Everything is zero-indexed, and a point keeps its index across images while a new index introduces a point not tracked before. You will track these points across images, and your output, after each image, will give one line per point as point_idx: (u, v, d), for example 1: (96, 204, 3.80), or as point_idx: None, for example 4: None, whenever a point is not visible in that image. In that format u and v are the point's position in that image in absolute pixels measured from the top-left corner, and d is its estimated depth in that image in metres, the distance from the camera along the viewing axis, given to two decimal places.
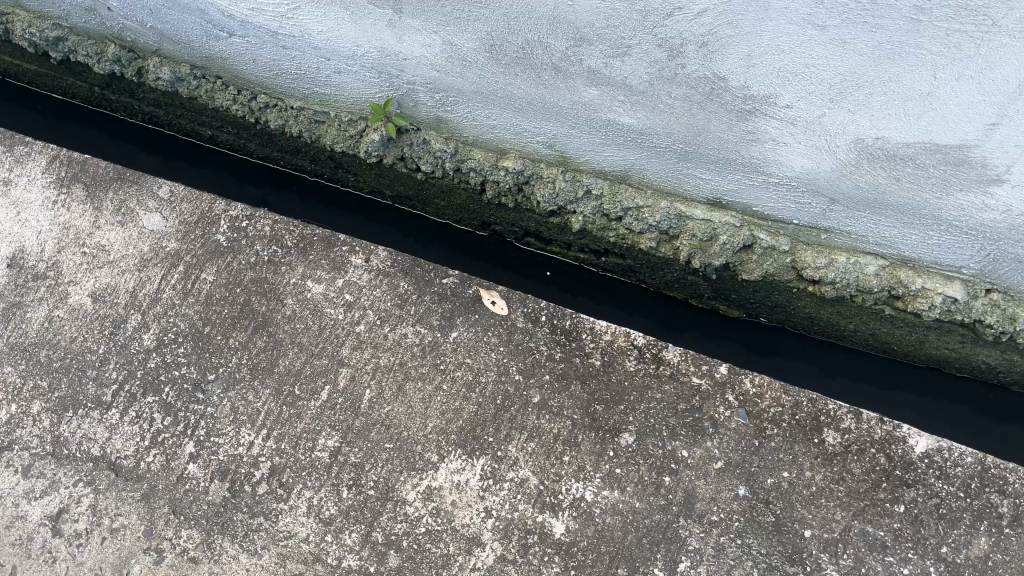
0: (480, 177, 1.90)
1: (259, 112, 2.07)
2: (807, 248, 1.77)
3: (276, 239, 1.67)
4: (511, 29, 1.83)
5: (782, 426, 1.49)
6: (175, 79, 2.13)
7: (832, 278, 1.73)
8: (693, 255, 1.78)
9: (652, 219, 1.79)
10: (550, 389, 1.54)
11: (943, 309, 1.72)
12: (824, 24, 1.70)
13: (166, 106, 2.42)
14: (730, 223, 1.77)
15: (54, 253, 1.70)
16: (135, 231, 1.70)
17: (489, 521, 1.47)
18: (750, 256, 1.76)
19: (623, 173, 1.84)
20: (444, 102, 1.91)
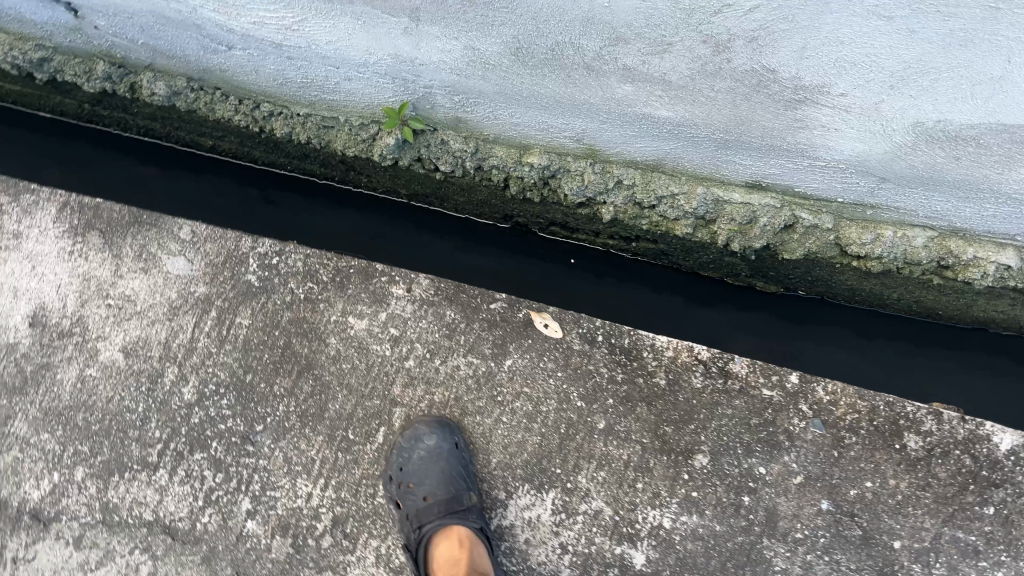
0: (503, 173, 1.84)
1: (264, 121, 1.98)
2: (851, 224, 1.71)
3: (310, 275, 1.59)
4: (541, 32, 1.72)
5: (861, 433, 1.43)
6: (172, 94, 2.02)
7: (878, 253, 1.70)
8: (732, 239, 1.75)
9: (689, 207, 1.74)
10: (615, 413, 1.48)
11: (995, 276, 1.69)
12: (892, 15, 1.59)
13: (163, 119, 2.27)
14: (771, 204, 1.71)
15: (78, 308, 1.61)
16: (160, 277, 1.61)
17: (566, 557, 1.43)
18: (791, 236, 1.73)
19: (657, 162, 1.76)
20: (463, 104, 1.81)
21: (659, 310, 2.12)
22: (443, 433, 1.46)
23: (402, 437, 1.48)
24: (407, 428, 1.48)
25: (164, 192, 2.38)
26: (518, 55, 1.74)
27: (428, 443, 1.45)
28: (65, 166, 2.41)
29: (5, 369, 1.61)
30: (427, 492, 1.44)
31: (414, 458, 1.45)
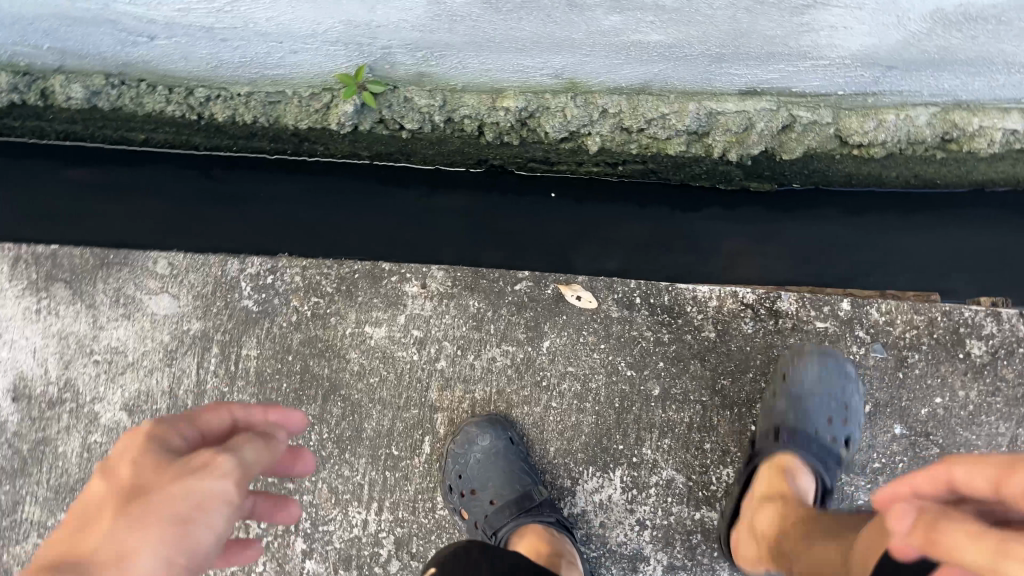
0: (477, 121, 1.84)
1: (201, 107, 1.90)
2: (851, 115, 1.72)
3: (313, 288, 1.45)
4: None
5: (923, 349, 1.38)
6: (92, 94, 1.89)
7: (881, 140, 1.74)
8: (730, 149, 1.79)
9: (682, 125, 1.75)
10: (669, 376, 1.40)
11: (1002, 142, 1.74)
12: None
13: (84, 121, 2.01)
14: (768, 108, 1.71)
15: (62, 370, 1.46)
16: (147, 321, 1.46)
17: (646, 532, 1.37)
18: (790, 136, 1.75)
19: (642, 85, 1.72)
20: (427, 59, 1.70)
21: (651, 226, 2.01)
22: (496, 431, 1.37)
23: (453, 443, 1.39)
24: (457, 433, 1.39)
25: (94, 196, 2.09)
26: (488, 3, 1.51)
27: (483, 445, 1.35)
28: None
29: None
30: (494, 495, 1.36)
31: (471, 463, 1.37)
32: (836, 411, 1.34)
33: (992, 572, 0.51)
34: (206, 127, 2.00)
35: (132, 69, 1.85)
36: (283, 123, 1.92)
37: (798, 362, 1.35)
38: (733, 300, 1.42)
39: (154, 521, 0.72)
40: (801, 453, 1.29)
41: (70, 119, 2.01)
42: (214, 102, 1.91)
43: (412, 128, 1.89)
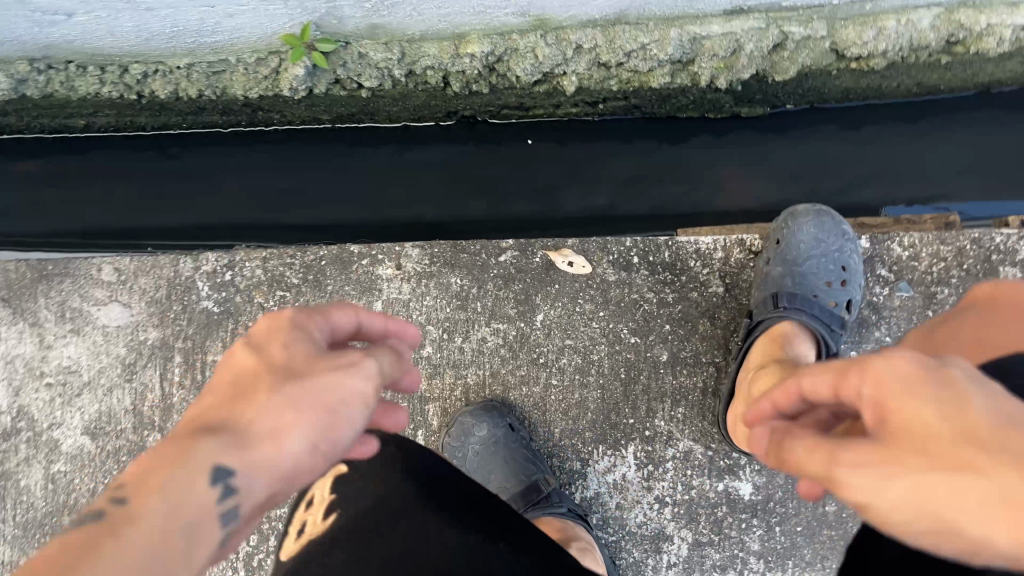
0: (441, 72, 1.68)
1: (140, 85, 1.75)
2: (847, 26, 1.54)
3: (278, 281, 1.32)
4: None
5: (952, 283, 1.26)
6: (18, 83, 1.73)
7: (882, 50, 1.56)
8: (718, 77, 1.62)
9: (664, 55, 1.59)
10: (677, 339, 1.28)
11: (1013, 39, 1.54)
12: None
13: (14, 111, 1.84)
14: (755, 27, 1.54)
15: (13, 398, 1.33)
16: (98, 334, 1.32)
17: (667, 510, 1.27)
18: (782, 55, 1.58)
19: (618, 15, 1.54)
20: (378, 10, 1.51)
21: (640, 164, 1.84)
22: (492, 420, 1.25)
23: (448, 437, 1.27)
24: (451, 425, 1.27)
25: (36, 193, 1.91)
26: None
27: (480, 437, 1.24)
28: None
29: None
30: (498, 487, 1.25)
31: (471, 455, 1.26)
32: (834, 274, 1.24)
33: (829, 482, 0.54)
34: (149, 105, 1.83)
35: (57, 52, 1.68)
36: (232, 94, 1.77)
37: (792, 226, 1.27)
38: (740, 250, 1.29)
39: (306, 406, 0.65)
40: (801, 316, 1.19)
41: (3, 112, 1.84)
42: (153, 77, 1.75)
43: (371, 86, 1.73)
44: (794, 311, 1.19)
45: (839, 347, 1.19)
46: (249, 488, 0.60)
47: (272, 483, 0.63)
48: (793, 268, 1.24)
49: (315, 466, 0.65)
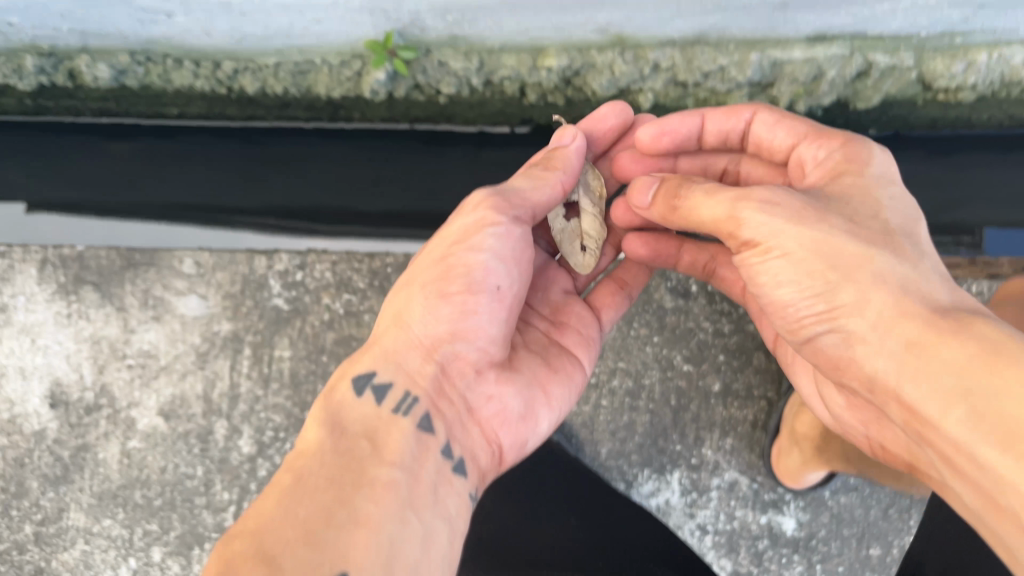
0: (517, 83, 1.61)
1: (230, 82, 1.71)
2: (937, 56, 1.44)
3: (345, 285, 1.38)
4: None
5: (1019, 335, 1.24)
6: (116, 74, 1.72)
7: (973, 83, 1.45)
8: (798, 102, 1.51)
9: (742, 77, 1.49)
10: (730, 370, 1.29)
11: None
12: None
13: (115, 97, 1.80)
14: (839, 54, 1.45)
15: (97, 374, 1.42)
16: (176, 322, 1.41)
17: (706, 538, 1.27)
18: (865, 84, 1.48)
19: (698, 33, 1.48)
20: (460, 21, 1.53)
21: None
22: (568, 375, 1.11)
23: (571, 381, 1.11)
24: None
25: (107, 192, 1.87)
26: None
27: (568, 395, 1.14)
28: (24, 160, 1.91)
29: (4, 448, 1.44)
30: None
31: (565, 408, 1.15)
32: None
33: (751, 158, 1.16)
34: (219, 99, 1.77)
35: (91, 38, 1.68)
36: (314, 92, 1.71)
37: None
38: None
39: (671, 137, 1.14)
40: None
41: (19, 99, 1.83)
42: (243, 73, 1.71)
43: (449, 95, 1.66)
44: None
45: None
46: (404, 374, 0.95)
47: (425, 367, 0.97)
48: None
49: (476, 342, 0.99)
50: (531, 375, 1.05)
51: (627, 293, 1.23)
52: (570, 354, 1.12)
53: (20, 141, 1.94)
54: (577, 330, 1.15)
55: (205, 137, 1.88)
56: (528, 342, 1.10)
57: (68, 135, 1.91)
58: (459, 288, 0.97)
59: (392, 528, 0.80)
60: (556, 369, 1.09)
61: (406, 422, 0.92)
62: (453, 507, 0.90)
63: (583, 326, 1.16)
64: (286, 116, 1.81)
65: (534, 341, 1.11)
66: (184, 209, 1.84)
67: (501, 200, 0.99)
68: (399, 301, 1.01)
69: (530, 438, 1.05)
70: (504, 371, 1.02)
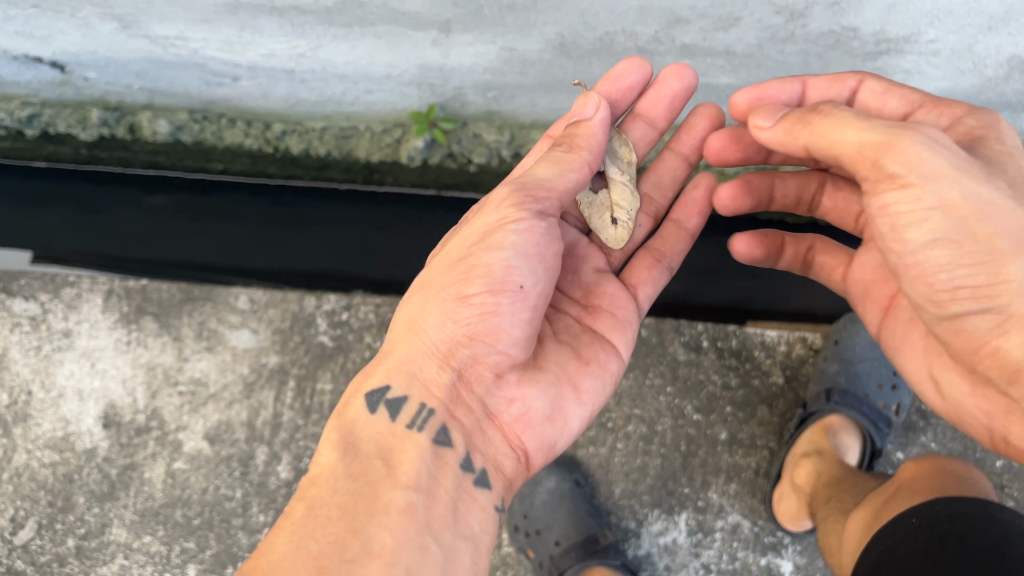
0: None
1: (278, 141, 1.87)
2: None
3: (386, 326, 1.52)
4: (589, 26, 1.40)
5: None
6: (175, 129, 1.88)
7: None
8: None
9: None
10: (735, 421, 1.41)
11: None
12: None
13: (168, 153, 1.96)
14: None
15: (150, 399, 1.53)
16: (227, 354, 1.53)
17: None
18: None
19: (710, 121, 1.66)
20: (496, 99, 1.70)
21: None
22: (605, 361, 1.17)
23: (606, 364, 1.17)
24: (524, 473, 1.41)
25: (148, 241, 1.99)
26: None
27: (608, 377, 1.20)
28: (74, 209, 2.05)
29: (55, 464, 1.53)
30: (558, 536, 1.38)
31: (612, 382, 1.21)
32: (886, 378, 1.40)
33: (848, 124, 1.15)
34: (265, 158, 1.94)
35: (156, 95, 1.84)
36: (354, 156, 1.87)
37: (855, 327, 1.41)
38: (802, 346, 1.44)
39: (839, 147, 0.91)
40: (853, 412, 1.34)
41: (76, 147, 1.98)
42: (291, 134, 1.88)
43: (479, 164, 1.83)
44: (845, 406, 1.35)
45: (884, 446, 1.35)
46: (417, 390, 1.03)
47: (442, 377, 1.04)
48: (848, 367, 1.40)
49: (503, 341, 1.03)
50: (557, 371, 1.11)
51: (665, 267, 1.30)
52: (600, 345, 1.18)
53: (66, 188, 2.07)
54: (610, 313, 1.21)
55: (241, 197, 2.04)
56: (557, 334, 1.16)
57: (116, 186, 2.06)
58: (476, 289, 1.01)
59: (407, 549, 0.89)
60: (586, 361, 1.15)
61: (421, 437, 1.00)
62: (475, 525, 0.99)
63: (616, 308, 1.22)
64: (322, 177, 1.97)
65: (564, 331, 1.17)
66: (206, 268, 1.95)
67: (523, 195, 1.01)
68: (416, 306, 1.07)
69: (558, 437, 1.12)
70: (528, 370, 1.08)
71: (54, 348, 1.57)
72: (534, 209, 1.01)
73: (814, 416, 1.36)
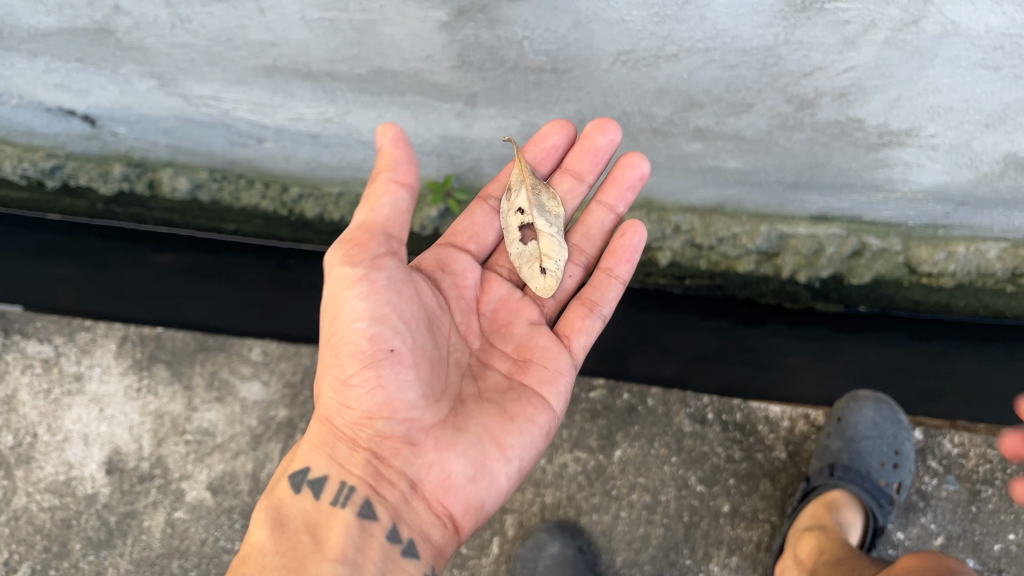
0: None
1: (291, 205, 1.78)
2: (921, 244, 1.56)
3: None
4: (609, 105, 1.50)
5: (995, 485, 1.39)
6: (191, 188, 1.79)
7: (953, 272, 1.55)
8: (798, 273, 1.60)
9: (751, 245, 1.59)
10: (738, 493, 1.42)
11: None
12: (999, 64, 1.34)
13: (180, 211, 1.86)
14: (837, 233, 1.58)
15: (155, 447, 1.53)
16: (237, 404, 1.55)
17: None
18: (860, 263, 1.58)
19: (717, 202, 1.61)
20: None
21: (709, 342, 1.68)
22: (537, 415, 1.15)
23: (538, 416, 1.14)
24: (527, 537, 1.41)
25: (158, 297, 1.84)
26: (463, 13, 1.39)
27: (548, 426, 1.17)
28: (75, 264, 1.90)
29: (54, 508, 1.52)
30: None
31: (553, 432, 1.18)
32: (888, 456, 1.43)
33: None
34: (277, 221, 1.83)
35: (180, 153, 1.80)
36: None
37: (857, 405, 1.46)
38: (805, 422, 1.47)
39: None
40: (853, 488, 1.39)
41: (91, 202, 1.89)
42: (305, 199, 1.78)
43: None
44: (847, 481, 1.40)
45: (885, 523, 1.37)
46: (330, 467, 1.06)
47: (352, 454, 1.06)
48: (850, 444, 1.44)
49: (394, 404, 1.03)
50: (479, 430, 1.08)
51: (598, 316, 1.27)
52: (528, 401, 1.14)
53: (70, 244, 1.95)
54: (542, 365, 1.19)
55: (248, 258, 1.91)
56: (485, 393, 1.14)
57: (120, 244, 1.93)
58: (351, 364, 1.03)
59: None
60: (513, 418, 1.11)
61: (346, 513, 1.03)
62: None
63: (549, 361, 1.20)
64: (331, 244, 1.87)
65: (494, 389, 1.15)
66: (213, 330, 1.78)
67: (350, 251, 1.04)
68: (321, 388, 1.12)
69: (487, 496, 1.08)
70: (442, 433, 1.06)
71: (64, 391, 1.59)
72: (361, 265, 1.03)
73: (816, 489, 1.40)
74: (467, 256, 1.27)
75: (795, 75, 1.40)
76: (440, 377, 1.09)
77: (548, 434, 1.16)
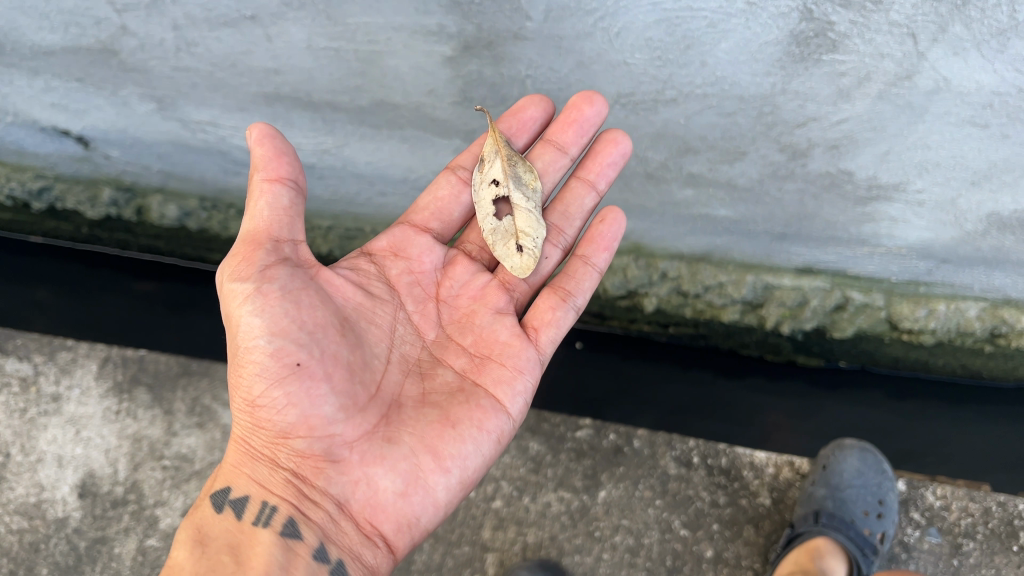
0: None
1: None
2: (902, 300, 1.57)
3: None
4: None
5: (978, 539, 1.39)
6: (182, 215, 1.77)
7: (933, 327, 1.56)
8: (782, 324, 1.60)
9: (735, 293, 1.59)
10: (722, 539, 1.41)
11: None
12: (988, 122, 1.39)
13: (169, 238, 1.82)
14: (821, 286, 1.58)
15: (131, 471, 1.50)
16: (218, 432, 1.51)
17: None
18: (842, 315, 1.58)
19: (704, 252, 1.62)
20: None
21: (687, 395, 1.65)
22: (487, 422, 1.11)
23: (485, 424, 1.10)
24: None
25: (137, 323, 1.78)
26: (468, 48, 1.42)
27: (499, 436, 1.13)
28: (55, 290, 1.84)
29: (22, 531, 1.48)
30: None
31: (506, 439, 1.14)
32: (872, 506, 1.43)
33: None
34: None
35: (172, 179, 1.79)
36: None
37: (842, 454, 1.48)
38: (790, 469, 1.48)
39: None
40: (835, 535, 1.42)
41: (78, 226, 1.85)
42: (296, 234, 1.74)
43: None
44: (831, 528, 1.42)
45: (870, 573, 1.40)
46: (250, 488, 1.02)
47: (272, 473, 1.02)
48: (835, 493, 1.45)
49: (310, 417, 1.00)
50: (411, 440, 1.04)
51: (570, 306, 1.26)
52: (477, 405, 1.10)
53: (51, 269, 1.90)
54: (494, 370, 1.15)
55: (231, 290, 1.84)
56: (429, 395, 1.10)
57: (103, 272, 1.87)
58: (259, 383, 1.01)
59: None
60: (454, 424, 1.07)
61: (267, 533, 0.98)
62: None
63: (508, 359, 1.17)
64: None
65: (442, 390, 1.12)
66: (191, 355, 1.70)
67: (238, 268, 1.03)
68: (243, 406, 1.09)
69: (422, 511, 1.03)
70: (368, 446, 1.02)
71: (40, 411, 1.56)
72: (251, 280, 1.01)
73: (802, 535, 1.40)
74: (427, 238, 1.27)
75: (789, 125, 1.44)
76: (363, 384, 1.06)
77: (498, 440, 1.11)
